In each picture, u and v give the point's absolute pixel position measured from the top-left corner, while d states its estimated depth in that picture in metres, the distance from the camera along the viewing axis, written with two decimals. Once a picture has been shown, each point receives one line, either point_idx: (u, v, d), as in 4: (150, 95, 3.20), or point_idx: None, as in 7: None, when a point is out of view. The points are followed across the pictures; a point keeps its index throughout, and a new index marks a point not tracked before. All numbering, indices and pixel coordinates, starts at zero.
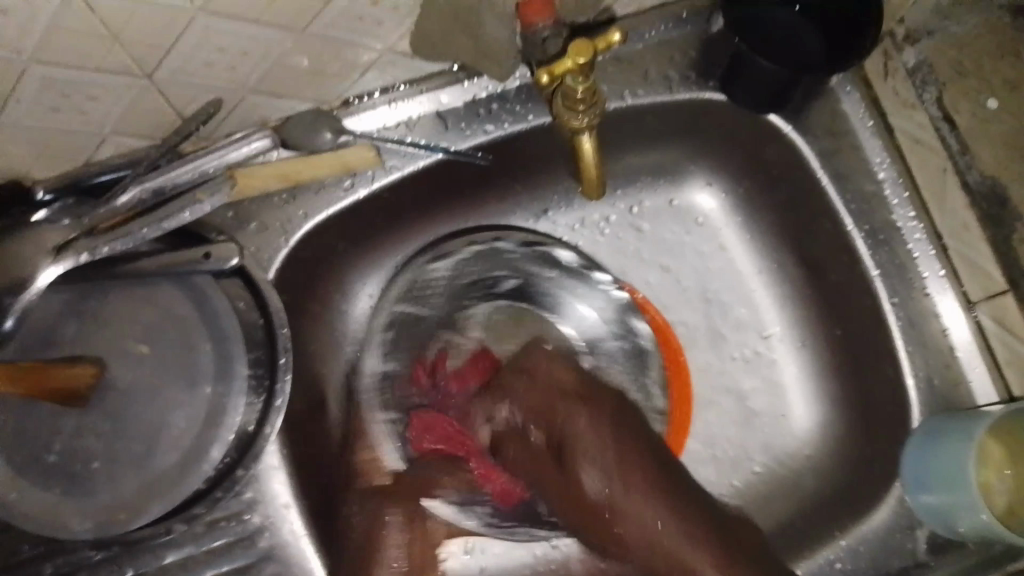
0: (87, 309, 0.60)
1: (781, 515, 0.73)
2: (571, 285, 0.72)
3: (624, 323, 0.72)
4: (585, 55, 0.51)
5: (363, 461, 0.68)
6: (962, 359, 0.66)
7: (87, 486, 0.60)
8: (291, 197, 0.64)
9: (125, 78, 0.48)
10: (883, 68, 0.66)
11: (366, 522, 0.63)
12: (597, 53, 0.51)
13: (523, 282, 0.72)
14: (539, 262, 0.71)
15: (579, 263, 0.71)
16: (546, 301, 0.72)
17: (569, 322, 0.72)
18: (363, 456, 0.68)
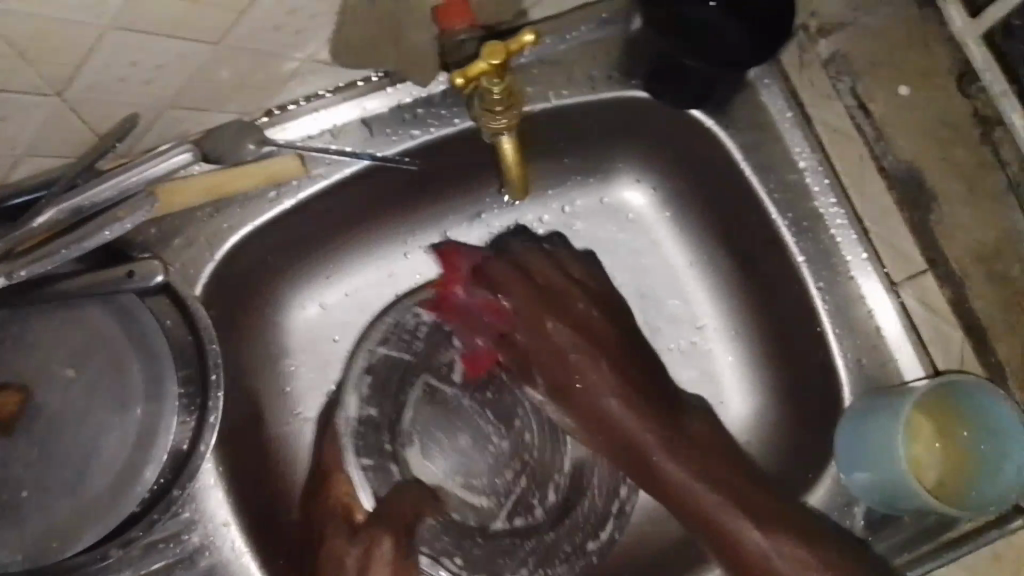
0: (8, 335, 0.58)
1: None
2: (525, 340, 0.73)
3: None
4: (498, 57, 0.50)
5: (343, 499, 0.67)
6: (887, 340, 0.67)
7: (16, 516, 0.58)
8: (218, 210, 0.63)
9: (35, 97, 0.46)
10: (800, 62, 0.68)
11: (359, 553, 0.63)
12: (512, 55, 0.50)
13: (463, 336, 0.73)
14: None
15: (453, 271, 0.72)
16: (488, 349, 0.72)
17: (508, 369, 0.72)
18: (339, 496, 0.67)
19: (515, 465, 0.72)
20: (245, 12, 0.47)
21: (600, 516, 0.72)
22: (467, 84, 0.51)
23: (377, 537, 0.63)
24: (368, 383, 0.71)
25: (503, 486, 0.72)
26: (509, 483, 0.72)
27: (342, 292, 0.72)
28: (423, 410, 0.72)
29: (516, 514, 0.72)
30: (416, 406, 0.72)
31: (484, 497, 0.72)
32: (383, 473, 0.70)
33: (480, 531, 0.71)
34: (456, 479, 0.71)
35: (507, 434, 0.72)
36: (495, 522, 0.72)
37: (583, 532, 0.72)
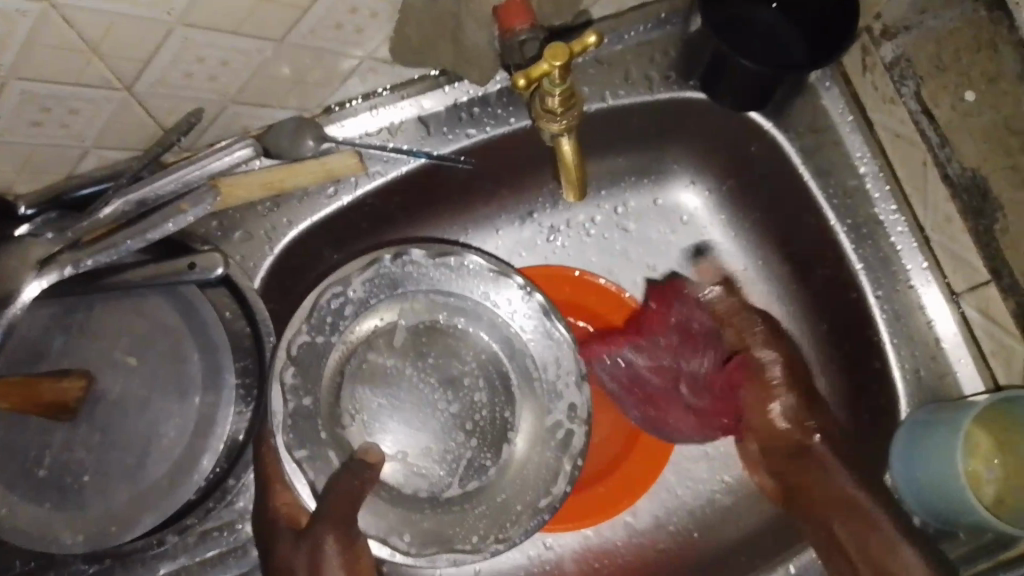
0: (74, 322, 0.60)
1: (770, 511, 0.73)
2: (478, 289, 0.67)
3: (544, 327, 0.68)
4: (562, 57, 0.48)
5: (283, 506, 0.61)
6: (948, 350, 0.67)
7: (79, 499, 0.59)
8: (276, 205, 0.64)
9: (105, 91, 0.48)
10: (862, 62, 0.67)
11: (307, 560, 0.56)
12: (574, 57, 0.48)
13: (424, 297, 0.67)
14: (449, 271, 0.67)
15: (493, 267, 0.66)
16: (446, 300, 0.68)
17: (484, 329, 0.68)
18: (277, 504, 0.61)
19: (461, 433, 0.68)
20: (306, 10, 0.48)
21: (547, 474, 0.68)
22: (529, 86, 0.50)
23: (320, 534, 0.56)
24: (295, 373, 0.63)
25: (452, 452, 0.68)
26: (459, 446, 0.68)
27: (339, 295, 0.64)
28: (388, 388, 0.67)
29: (469, 476, 0.68)
30: (354, 381, 0.66)
31: (437, 469, 0.67)
32: (323, 461, 0.63)
33: (430, 502, 0.67)
34: (406, 452, 0.67)
35: (455, 397, 0.68)
36: (449, 489, 0.67)
37: (539, 483, 0.67)
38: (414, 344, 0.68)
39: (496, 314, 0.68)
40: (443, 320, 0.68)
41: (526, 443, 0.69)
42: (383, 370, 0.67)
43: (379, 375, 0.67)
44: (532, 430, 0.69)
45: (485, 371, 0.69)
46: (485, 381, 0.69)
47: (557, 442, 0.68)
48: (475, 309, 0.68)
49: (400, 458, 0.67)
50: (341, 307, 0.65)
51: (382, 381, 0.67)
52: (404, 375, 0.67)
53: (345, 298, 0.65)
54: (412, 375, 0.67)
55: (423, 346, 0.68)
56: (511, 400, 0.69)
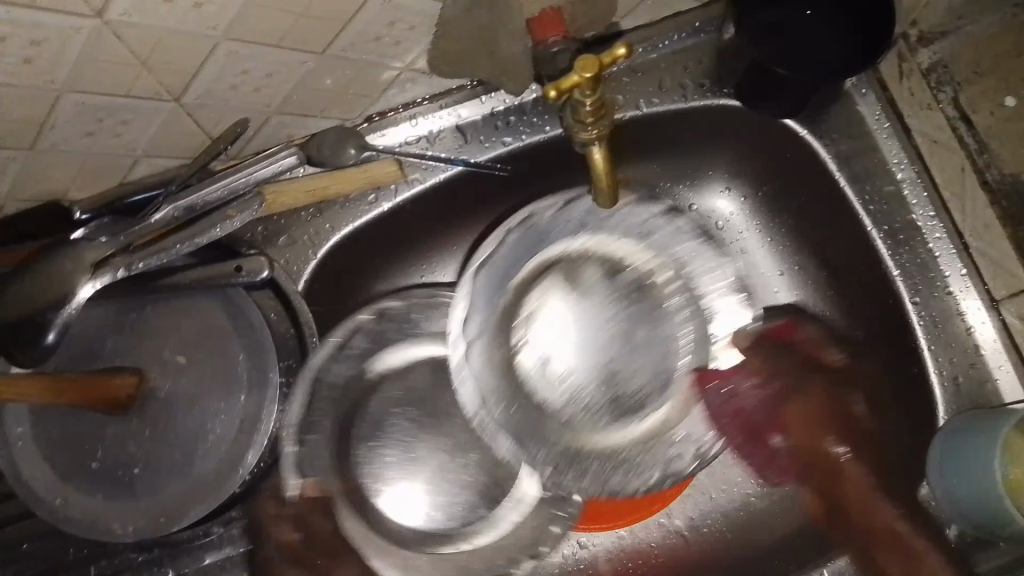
0: (127, 322, 0.63)
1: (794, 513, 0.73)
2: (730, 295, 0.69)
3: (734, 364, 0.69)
4: (591, 70, 0.49)
5: None
6: (989, 357, 0.65)
7: (130, 491, 0.61)
8: (320, 211, 0.66)
9: (155, 102, 0.50)
10: (898, 70, 0.67)
11: None
12: (604, 68, 0.49)
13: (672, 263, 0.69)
14: (694, 253, 0.69)
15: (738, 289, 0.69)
16: (686, 273, 0.69)
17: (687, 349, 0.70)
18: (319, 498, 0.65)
19: (608, 386, 0.69)
20: (346, 23, 0.50)
21: (637, 475, 0.67)
22: (559, 97, 0.51)
23: None
24: (503, 252, 0.68)
25: (581, 394, 0.69)
26: (589, 398, 0.69)
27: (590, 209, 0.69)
28: (587, 306, 0.70)
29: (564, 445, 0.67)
30: (545, 286, 0.70)
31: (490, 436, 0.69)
32: (484, 324, 0.67)
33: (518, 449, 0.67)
34: (554, 362, 0.69)
35: (626, 353, 0.70)
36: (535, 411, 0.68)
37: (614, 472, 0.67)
38: (625, 291, 0.70)
39: (700, 313, 0.69)
40: (693, 280, 0.69)
41: (637, 435, 0.68)
42: (592, 290, 0.70)
43: (563, 291, 0.70)
44: (652, 428, 0.68)
45: (661, 359, 0.70)
46: (661, 363, 0.70)
47: (663, 455, 0.67)
48: (684, 309, 0.69)
49: (540, 355, 0.69)
50: (586, 220, 0.69)
51: (588, 296, 0.70)
52: (586, 309, 0.70)
53: (577, 214, 0.69)
54: (596, 312, 0.70)
55: (634, 296, 0.70)
56: (662, 393, 0.69)
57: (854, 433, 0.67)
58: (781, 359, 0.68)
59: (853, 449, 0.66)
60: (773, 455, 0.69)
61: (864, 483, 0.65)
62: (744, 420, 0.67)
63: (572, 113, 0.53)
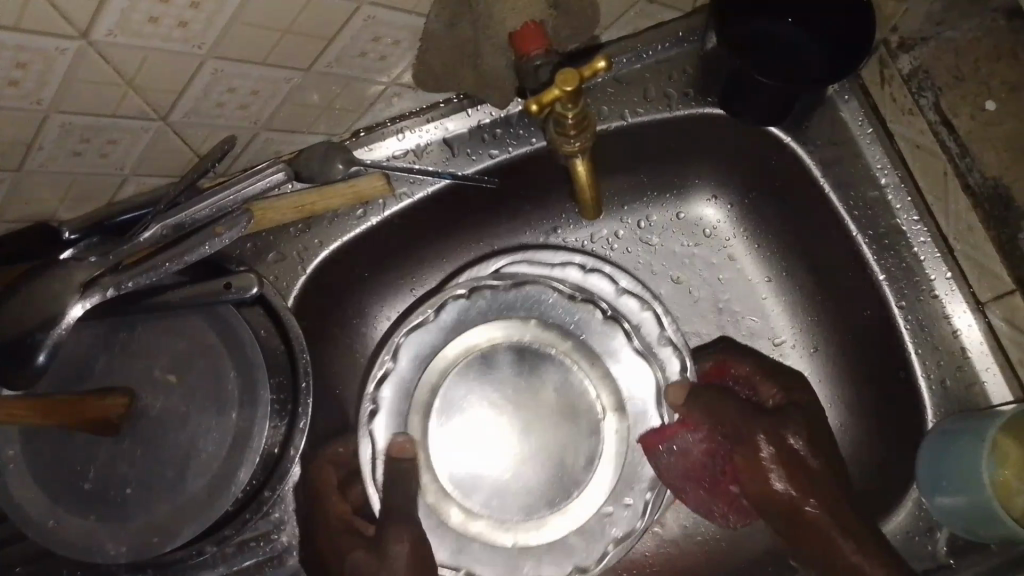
0: (118, 342, 0.63)
1: None
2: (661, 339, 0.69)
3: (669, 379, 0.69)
4: (573, 83, 0.50)
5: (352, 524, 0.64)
6: (974, 358, 0.66)
7: (122, 511, 0.61)
8: (308, 227, 0.66)
9: (142, 121, 0.50)
10: (880, 76, 0.68)
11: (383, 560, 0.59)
12: (585, 83, 0.50)
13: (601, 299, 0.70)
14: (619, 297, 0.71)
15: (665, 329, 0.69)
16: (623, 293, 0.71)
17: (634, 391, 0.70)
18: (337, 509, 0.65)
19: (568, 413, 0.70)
20: (331, 40, 0.50)
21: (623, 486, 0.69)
22: (541, 111, 0.51)
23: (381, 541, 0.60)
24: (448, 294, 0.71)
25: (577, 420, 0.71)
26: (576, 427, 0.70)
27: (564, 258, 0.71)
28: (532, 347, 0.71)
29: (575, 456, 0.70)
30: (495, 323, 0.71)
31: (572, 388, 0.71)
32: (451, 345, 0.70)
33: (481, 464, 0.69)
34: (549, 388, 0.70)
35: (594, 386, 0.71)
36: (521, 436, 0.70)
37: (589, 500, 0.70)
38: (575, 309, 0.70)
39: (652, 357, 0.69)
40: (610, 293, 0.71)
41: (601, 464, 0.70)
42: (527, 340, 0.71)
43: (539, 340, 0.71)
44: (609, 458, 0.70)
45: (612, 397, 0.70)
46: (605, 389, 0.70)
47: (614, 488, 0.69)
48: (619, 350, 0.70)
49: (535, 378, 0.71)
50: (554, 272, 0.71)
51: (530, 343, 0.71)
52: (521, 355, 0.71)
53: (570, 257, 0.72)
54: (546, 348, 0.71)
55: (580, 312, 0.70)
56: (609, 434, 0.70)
57: (816, 478, 0.61)
58: (720, 411, 0.64)
59: (809, 492, 0.61)
60: (733, 499, 0.68)
61: (837, 513, 0.61)
62: (688, 473, 0.68)
63: (555, 126, 0.54)
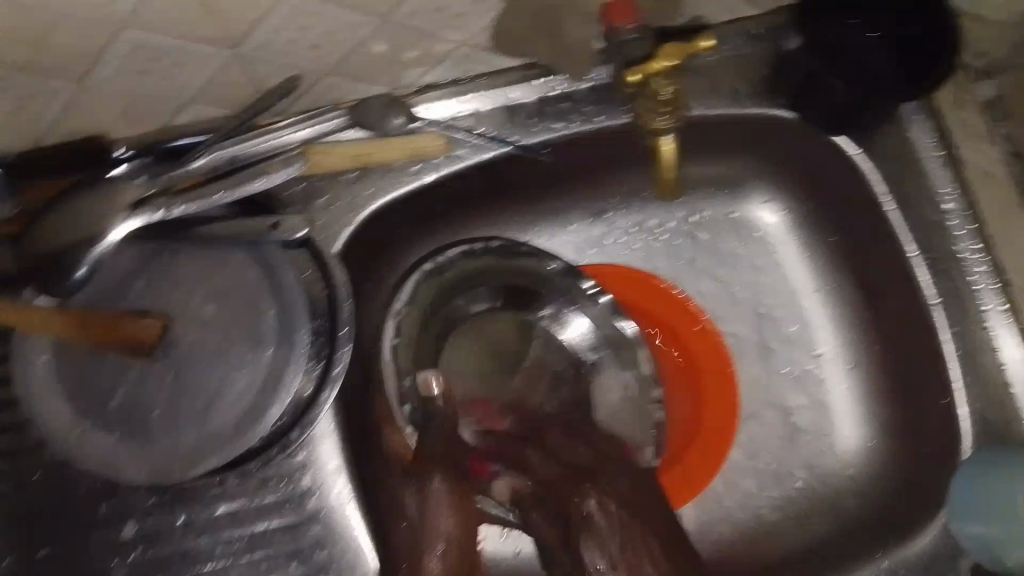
0: (159, 266, 0.63)
1: (808, 537, 0.73)
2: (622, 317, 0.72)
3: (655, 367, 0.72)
4: (673, 58, 0.55)
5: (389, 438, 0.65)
6: (1016, 394, 0.64)
7: (146, 433, 0.62)
8: (362, 176, 0.66)
9: (211, 48, 0.50)
10: (955, 97, 0.66)
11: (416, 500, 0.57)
12: (689, 57, 0.55)
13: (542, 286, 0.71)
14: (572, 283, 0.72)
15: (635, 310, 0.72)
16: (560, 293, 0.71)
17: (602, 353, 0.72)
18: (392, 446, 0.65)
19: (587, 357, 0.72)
20: None
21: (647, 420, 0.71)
22: (642, 82, 0.56)
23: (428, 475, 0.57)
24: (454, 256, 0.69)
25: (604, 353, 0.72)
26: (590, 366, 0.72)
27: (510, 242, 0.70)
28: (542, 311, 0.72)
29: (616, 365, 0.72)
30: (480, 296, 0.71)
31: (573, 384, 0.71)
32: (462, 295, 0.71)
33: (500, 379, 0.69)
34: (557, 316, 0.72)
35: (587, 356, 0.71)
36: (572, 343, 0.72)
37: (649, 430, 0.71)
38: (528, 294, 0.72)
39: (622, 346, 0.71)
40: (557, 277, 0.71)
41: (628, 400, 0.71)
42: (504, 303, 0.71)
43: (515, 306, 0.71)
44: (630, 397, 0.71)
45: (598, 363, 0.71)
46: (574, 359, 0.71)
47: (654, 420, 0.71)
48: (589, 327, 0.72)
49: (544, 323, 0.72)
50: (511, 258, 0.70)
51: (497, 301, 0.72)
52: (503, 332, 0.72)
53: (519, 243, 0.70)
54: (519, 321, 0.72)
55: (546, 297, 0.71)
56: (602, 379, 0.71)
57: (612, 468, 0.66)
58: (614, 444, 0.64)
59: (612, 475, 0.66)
60: None
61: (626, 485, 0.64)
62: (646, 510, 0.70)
63: (645, 100, 0.56)
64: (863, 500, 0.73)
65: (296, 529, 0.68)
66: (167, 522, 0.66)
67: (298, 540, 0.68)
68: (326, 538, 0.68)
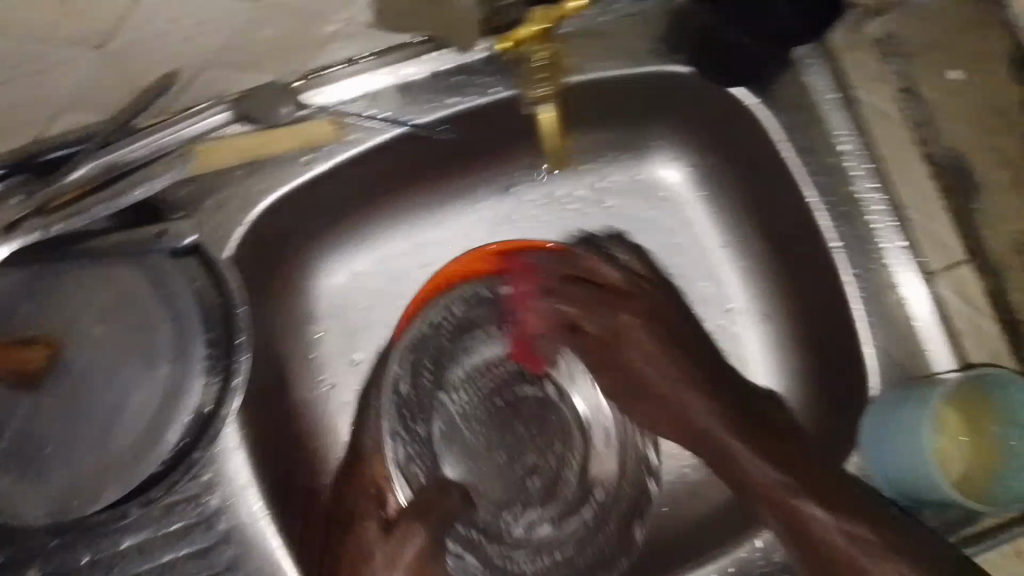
0: (40, 288, 0.58)
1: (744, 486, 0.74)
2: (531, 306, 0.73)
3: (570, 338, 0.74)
4: (546, 22, 0.50)
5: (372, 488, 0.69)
6: (922, 331, 0.66)
7: (42, 469, 0.58)
8: (250, 171, 0.62)
9: (77, 49, 0.46)
10: (852, 41, 0.67)
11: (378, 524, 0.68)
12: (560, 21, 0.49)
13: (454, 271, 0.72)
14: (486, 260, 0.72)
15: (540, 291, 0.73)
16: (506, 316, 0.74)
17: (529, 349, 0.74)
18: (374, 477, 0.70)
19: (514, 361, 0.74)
20: None
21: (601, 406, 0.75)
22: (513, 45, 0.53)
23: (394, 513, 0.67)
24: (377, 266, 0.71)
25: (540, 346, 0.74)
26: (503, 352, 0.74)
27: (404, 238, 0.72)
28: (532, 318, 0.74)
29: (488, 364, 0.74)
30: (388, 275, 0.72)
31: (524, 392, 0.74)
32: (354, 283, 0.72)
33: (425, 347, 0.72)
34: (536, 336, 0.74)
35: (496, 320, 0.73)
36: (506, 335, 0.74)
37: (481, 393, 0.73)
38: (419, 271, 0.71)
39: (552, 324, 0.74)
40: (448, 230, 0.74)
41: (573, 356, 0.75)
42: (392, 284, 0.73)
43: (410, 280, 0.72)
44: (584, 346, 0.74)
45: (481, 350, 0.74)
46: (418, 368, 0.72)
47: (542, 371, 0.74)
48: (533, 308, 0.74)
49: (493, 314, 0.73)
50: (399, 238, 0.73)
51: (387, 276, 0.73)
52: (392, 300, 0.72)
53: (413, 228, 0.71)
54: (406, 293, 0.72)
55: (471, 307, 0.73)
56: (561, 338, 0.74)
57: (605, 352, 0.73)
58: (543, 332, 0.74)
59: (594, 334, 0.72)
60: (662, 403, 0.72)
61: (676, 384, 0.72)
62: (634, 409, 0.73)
63: (528, 65, 0.55)
64: None
65: (208, 553, 0.64)
66: (71, 563, 0.61)
67: (212, 564, 0.64)
68: (243, 559, 0.64)
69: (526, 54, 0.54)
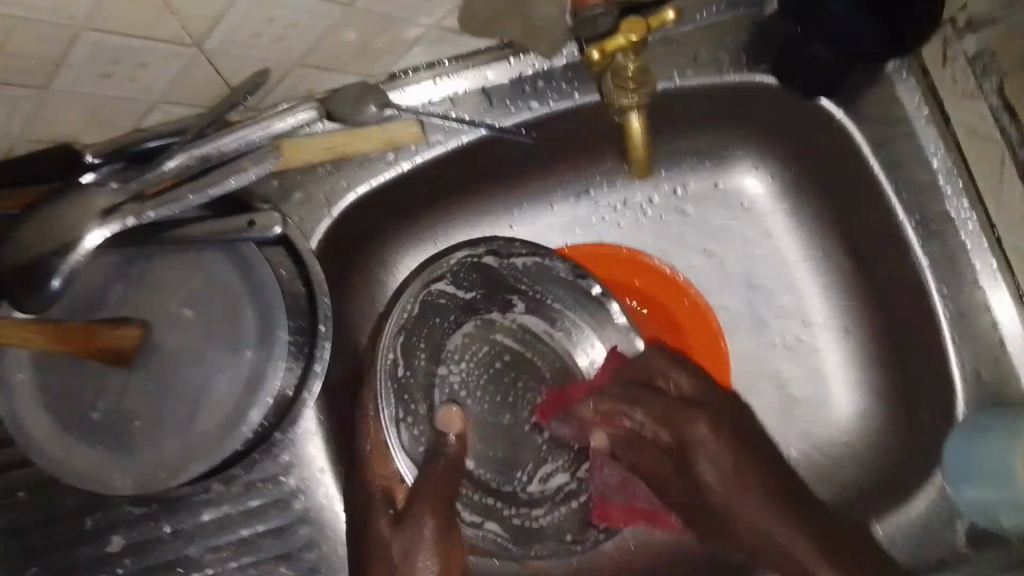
0: (133, 273, 0.61)
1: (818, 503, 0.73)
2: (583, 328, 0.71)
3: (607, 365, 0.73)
4: (637, 31, 0.53)
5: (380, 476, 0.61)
6: (1013, 355, 0.63)
7: (132, 444, 0.61)
8: (337, 168, 0.64)
9: (173, 47, 0.48)
10: (941, 56, 0.63)
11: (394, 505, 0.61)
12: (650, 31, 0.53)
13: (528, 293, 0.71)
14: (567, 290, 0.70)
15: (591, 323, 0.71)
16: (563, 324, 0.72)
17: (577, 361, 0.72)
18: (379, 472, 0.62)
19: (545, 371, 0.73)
20: None
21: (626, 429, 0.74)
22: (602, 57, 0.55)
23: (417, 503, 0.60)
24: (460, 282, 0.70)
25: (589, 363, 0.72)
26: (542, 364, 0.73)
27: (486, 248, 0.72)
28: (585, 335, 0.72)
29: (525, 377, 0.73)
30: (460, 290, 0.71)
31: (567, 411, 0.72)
32: None
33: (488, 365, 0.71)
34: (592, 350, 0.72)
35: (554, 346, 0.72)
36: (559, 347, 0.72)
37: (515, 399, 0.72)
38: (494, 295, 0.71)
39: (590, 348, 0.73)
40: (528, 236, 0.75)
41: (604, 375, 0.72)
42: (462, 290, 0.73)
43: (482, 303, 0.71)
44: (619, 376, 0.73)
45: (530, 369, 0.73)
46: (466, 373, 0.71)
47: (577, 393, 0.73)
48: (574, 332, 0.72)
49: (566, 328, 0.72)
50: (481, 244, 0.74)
51: None
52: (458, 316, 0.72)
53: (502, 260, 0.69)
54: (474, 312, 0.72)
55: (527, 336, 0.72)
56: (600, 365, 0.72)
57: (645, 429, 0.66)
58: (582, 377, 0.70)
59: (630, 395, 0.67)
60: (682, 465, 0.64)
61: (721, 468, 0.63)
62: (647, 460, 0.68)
63: (613, 77, 0.56)
64: (859, 473, 0.72)
65: (284, 532, 0.66)
66: (155, 532, 0.65)
67: (287, 545, 0.66)
68: (316, 541, 0.66)
69: (611, 65, 0.55)
